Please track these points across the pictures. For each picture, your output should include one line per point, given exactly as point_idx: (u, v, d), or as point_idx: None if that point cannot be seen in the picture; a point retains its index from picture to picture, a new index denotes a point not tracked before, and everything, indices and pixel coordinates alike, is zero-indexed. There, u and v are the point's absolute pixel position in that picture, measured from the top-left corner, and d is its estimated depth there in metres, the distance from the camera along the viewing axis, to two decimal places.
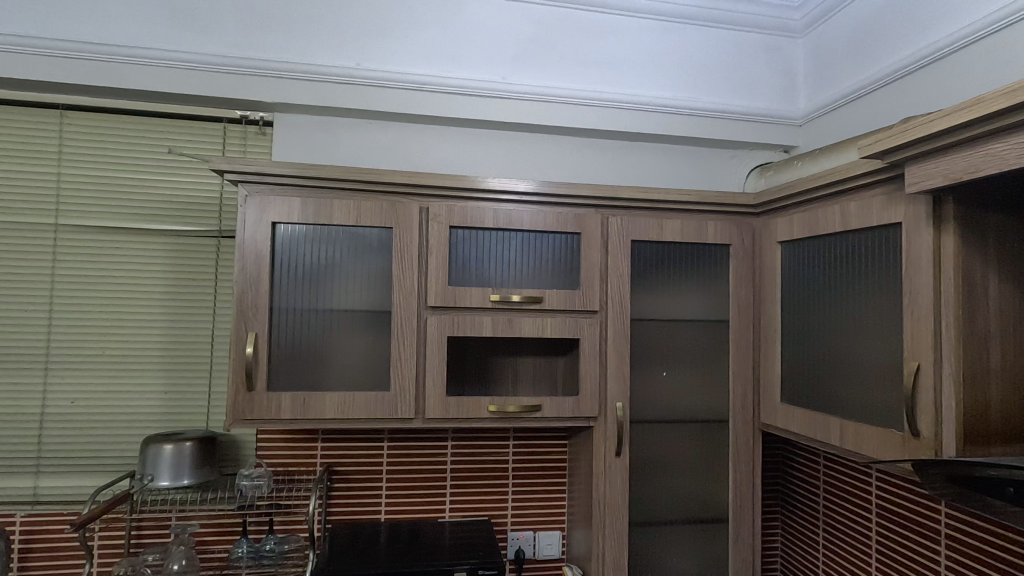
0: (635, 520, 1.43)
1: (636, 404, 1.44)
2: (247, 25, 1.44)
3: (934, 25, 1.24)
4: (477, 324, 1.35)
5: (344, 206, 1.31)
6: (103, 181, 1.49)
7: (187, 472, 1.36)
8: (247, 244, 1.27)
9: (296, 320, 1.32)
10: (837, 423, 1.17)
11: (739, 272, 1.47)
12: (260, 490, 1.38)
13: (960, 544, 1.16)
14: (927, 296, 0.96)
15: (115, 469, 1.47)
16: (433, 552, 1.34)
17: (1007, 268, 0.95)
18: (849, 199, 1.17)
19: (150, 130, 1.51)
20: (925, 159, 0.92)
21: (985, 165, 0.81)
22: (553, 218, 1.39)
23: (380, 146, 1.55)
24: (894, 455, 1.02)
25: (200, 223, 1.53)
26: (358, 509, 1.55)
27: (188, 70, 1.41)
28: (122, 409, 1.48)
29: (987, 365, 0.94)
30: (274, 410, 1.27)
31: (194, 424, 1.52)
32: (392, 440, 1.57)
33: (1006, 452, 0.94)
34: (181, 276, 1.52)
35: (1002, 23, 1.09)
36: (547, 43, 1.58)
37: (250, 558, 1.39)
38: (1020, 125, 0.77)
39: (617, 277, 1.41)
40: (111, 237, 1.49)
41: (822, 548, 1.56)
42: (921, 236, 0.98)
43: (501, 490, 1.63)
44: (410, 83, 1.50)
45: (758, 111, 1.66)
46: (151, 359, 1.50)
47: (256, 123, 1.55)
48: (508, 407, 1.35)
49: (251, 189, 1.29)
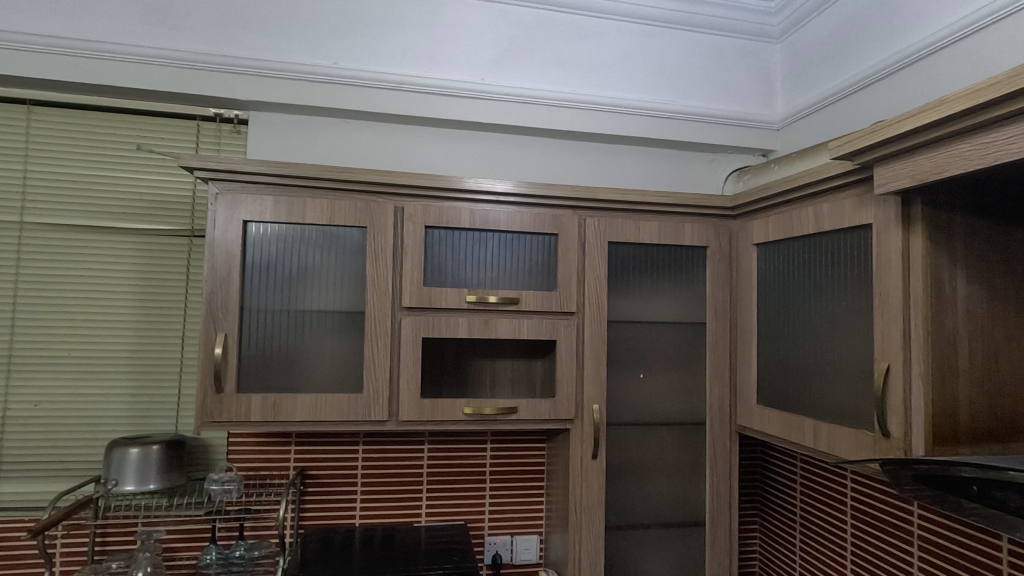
0: (612, 524, 1.42)
1: (613, 407, 1.43)
2: (221, 21, 1.42)
3: (907, 30, 1.26)
4: (453, 325, 1.33)
5: (317, 205, 1.29)
6: (71, 178, 1.46)
7: (153, 476, 1.33)
8: (218, 242, 1.25)
9: (267, 320, 1.30)
10: (812, 424, 1.17)
11: (715, 274, 1.47)
12: (230, 494, 1.35)
13: (932, 545, 1.17)
14: (896, 297, 0.97)
15: (79, 474, 1.43)
16: (408, 557, 1.32)
17: (975, 270, 0.96)
18: (822, 200, 1.17)
19: (121, 127, 1.48)
20: (892, 160, 0.93)
21: (950, 165, 0.82)
22: (530, 218, 1.38)
23: (357, 146, 1.53)
24: (866, 455, 1.02)
25: (170, 222, 1.50)
26: (332, 515, 1.53)
27: (160, 67, 1.39)
28: (89, 413, 1.44)
29: (955, 365, 0.94)
30: (243, 412, 1.24)
31: (163, 427, 1.48)
32: (367, 443, 1.55)
33: (975, 453, 0.94)
34: (151, 276, 1.49)
35: (971, 28, 1.11)
36: (526, 44, 1.57)
37: (219, 565, 1.36)
38: (982, 126, 0.78)
39: (594, 278, 1.40)
40: (79, 236, 1.46)
41: (799, 550, 1.56)
42: (890, 236, 0.99)
43: (478, 493, 1.61)
44: (387, 82, 1.48)
45: (737, 115, 1.68)
46: (119, 361, 1.47)
47: (230, 121, 1.52)
48: (483, 409, 1.34)
49: (222, 187, 1.27)
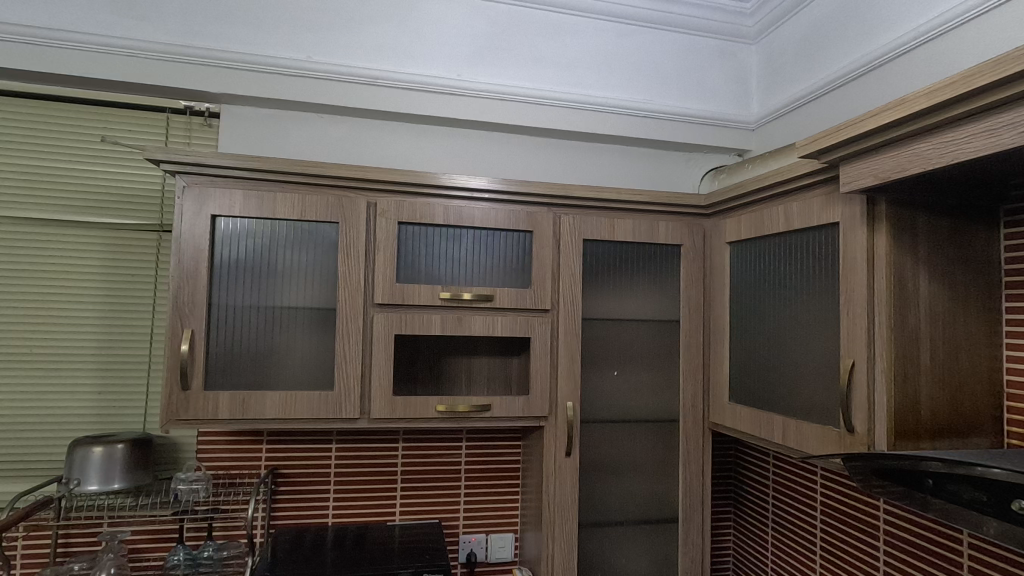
0: (585, 521, 1.42)
1: (587, 404, 1.43)
2: (192, 12, 1.39)
3: (875, 32, 1.28)
4: (425, 323, 1.32)
5: (288, 199, 1.27)
6: (34, 170, 1.42)
7: (117, 476, 1.30)
8: (185, 237, 1.23)
9: (235, 316, 1.28)
10: (780, 421, 1.18)
11: (690, 272, 1.48)
12: (197, 494, 1.33)
13: (896, 540, 1.19)
14: (861, 294, 0.98)
15: (42, 473, 1.40)
16: (381, 557, 1.31)
17: (937, 267, 0.97)
18: (792, 198, 1.19)
19: (87, 119, 1.45)
20: (856, 159, 0.94)
21: (909, 164, 0.83)
22: (505, 215, 1.38)
23: (331, 141, 1.52)
24: (831, 451, 1.04)
25: (139, 216, 1.47)
26: (304, 514, 1.51)
27: (128, 57, 1.36)
28: (52, 411, 1.41)
29: (918, 361, 0.96)
30: (210, 409, 1.22)
31: (130, 425, 1.45)
32: (340, 441, 1.53)
33: (936, 447, 0.95)
34: (118, 270, 1.46)
35: (936, 31, 1.14)
36: (503, 42, 1.57)
37: (187, 565, 1.34)
38: (940, 127, 0.79)
39: (569, 276, 1.40)
40: (43, 230, 1.42)
41: (771, 546, 1.58)
42: (856, 234, 1.00)
43: (452, 491, 1.60)
44: (363, 77, 1.47)
45: (714, 115, 1.69)
46: (84, 358, 1.43)
47: (200, 114, 1.50)
48: (457, 406, 1.33)
49: (190, 181, 1.24)
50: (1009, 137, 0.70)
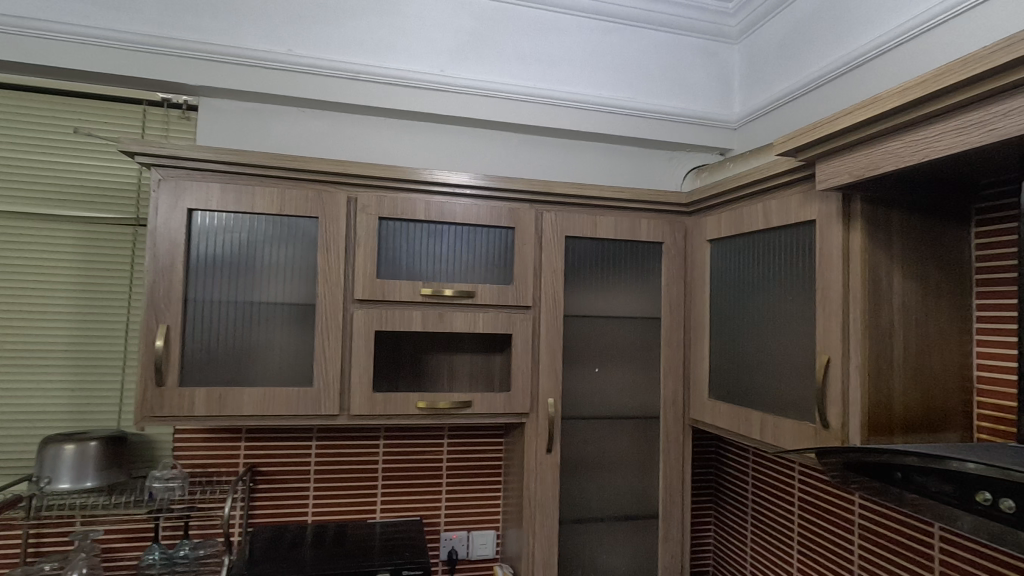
0: (565, 518, 1.42)
1: (568, 401, 1.43)
2: (170, 3, 1.37)
3: (855, 33, 1.30)
4: (406, 319, 1.31)
5: (267, 194, 1.26)
6: (4, 162, 1.39)
7: (90, 475, 1.28)
8: (160, 230, 1.21)
9: (212, 312, 1.26)
10: (758, 416, 1.19)
11: (671, 270, 1.48)
12: (173, 492, 1.31)
13: (870, 534, 1.20)
14: (837, 291, 0.99)
15: (11, 471, 1.37)
16: (361, 555, 1.29)
17: (910, 264, 0.99)
18: (771, 197, 1.19)
19: (60, 110, 1.42)
20: (832, 156, 0.95)
21: (882, 162, 0.84)
22: (487, 212, 1.37)
23: (312, 135, 1.50)
24: (807, 446, 1.05)
25: (114, 209, 1.44)
26: (283, 512, 1.49)
27: (102, 47, 1.33)
28: (22, 407, 1.38)
29: (891, 356, 0.97)
30: (186, 406, 1.20)
31: (104, 422, 1.43)
32: (321, 438, 1.52)
33: (908, 441, 0.97)
34: (92, 265, 1.43)
35: (913, 32, 1.15)
36: (487, 38, 1.57)
37: (162, 564, 1.32)
38: (913, 125, 0.80)
39: (551, 273, 1.40)
40: (13, 223, 1.39)
41: (750, 541, 1.60)
42: (832, 232, 1.01)
43: (433, 489, 1.60)
44: (344, 72, 1.46)
45: (697, 114, 1.70)
46: (56, 353, 1.41)
47: (179, 107, 1.48)
48: (437, 403, 1.32)
49: (165, 174, 1.22)
50: (977, 136, 0.71)
